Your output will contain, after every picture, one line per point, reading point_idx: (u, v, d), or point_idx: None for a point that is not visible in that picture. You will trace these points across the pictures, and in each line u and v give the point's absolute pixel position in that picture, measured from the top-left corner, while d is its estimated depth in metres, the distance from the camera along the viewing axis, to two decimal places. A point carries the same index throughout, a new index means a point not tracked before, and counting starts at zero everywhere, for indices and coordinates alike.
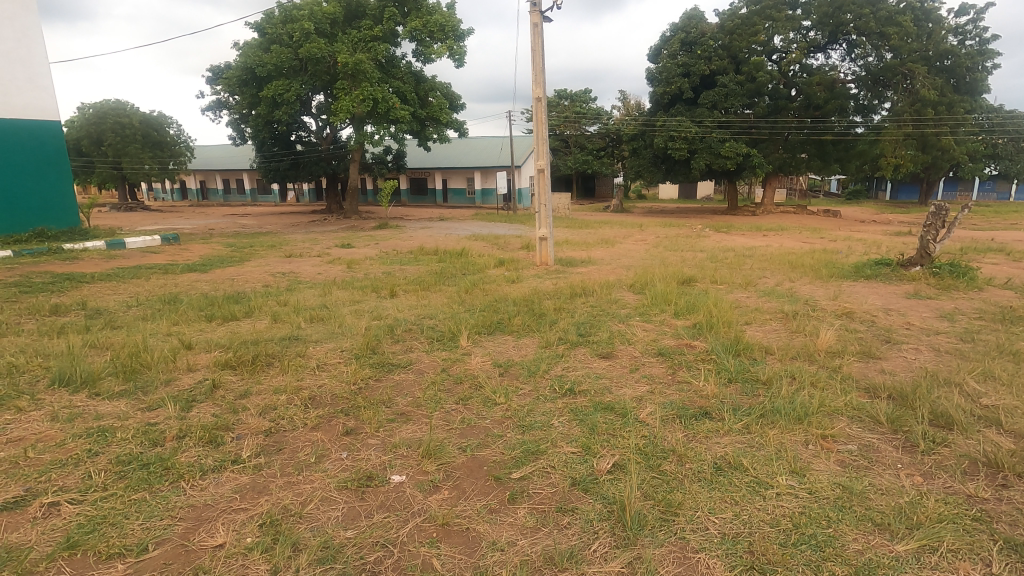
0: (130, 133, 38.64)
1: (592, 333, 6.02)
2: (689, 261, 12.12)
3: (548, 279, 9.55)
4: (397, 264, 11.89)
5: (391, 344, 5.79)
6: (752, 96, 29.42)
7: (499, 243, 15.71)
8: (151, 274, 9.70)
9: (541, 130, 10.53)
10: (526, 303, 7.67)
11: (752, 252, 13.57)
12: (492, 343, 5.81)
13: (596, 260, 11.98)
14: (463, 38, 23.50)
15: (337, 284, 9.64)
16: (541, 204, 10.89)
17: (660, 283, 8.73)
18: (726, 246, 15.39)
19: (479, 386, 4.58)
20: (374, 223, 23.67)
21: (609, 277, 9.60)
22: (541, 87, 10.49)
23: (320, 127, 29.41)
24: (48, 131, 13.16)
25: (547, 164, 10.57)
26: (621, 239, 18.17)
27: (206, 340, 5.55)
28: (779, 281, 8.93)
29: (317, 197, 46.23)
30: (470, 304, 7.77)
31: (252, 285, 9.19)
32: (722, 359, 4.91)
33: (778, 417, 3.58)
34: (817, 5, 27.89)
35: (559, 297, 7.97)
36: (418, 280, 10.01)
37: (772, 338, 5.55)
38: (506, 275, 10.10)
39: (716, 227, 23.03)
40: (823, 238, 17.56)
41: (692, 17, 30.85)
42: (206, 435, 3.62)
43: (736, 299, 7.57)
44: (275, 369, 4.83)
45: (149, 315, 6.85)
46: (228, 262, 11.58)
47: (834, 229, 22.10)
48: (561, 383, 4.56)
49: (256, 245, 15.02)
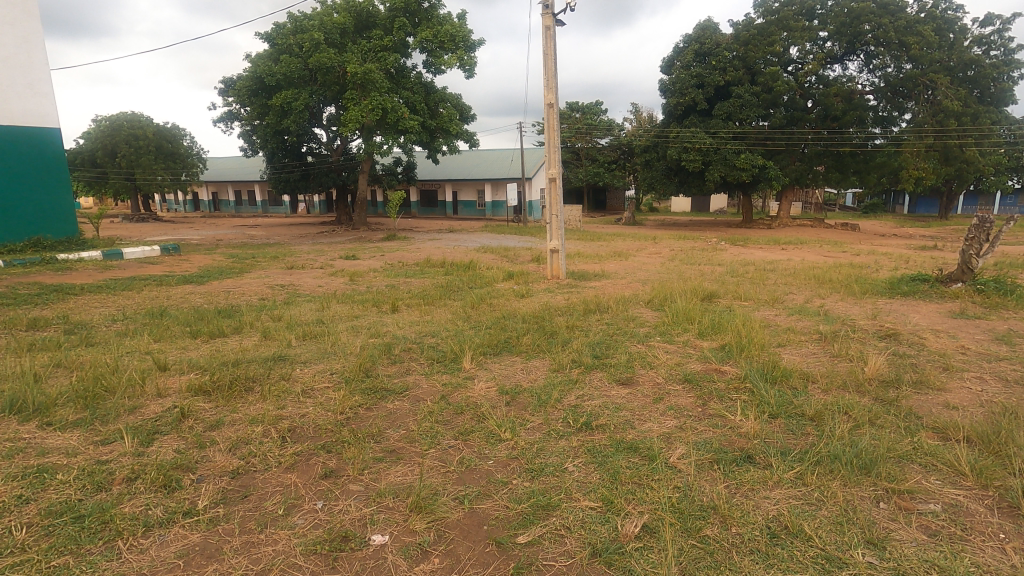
0: (143, 144, 38.91)
1: (610, 355, 5.47)
2: (708, 275, 11.50)
3: (560, 294, 9.00)
4: (402, 277, 11.41)
5: (387, 366, 5.26)
6: (768, 107, 28.88)
7: (509, 255, 15.25)
8: (144, 285, 9.29)
9: (552, 138, 10.04)
10: (536, 320, 7.13)
11: (773, 266, 12.97)
12: (500, 367, 5.25)
13: (609, 274, 11.43)
14: (474, 48, 23.19)
15: (338, 297, 9.17)
16: (552, 214, 10.37)
17: (681, 299, 8.18)
18: (744, 260, 14.75)
19: (482, 418, 4.03)
20: (382, 235, 23.37)
21: (624, 292, 9.04)
22: (553, 94, 10.03)
23: (330, 139, 29.28)
24: (48, 138, 12.93)
25: (559, 173, 10.07)
26: (635, 252, 17.60)
27: (185, 360, 5.05)
28: (809, 298, 8.31)
29: (327, 208, 46.23)
30: (476, 320, 7.25)
31: (247, 299, 8.75)
32: (759, 388, 4.31)
33: (838, 464, 2.98)
34: (835, 15, 27.42)
35: (571, 314, 7.42)
36: (422, 294, 9.50)
37: (813, 363, 4.94)
38: (516, 289, 9.58)
39: (733, 240, 22.34)
40: (846, 252, 16.86)
41: (706, 27, 30.52)
42: (162, 478, 3.10)
43: (765, 317, 6.97)
44: (254, 396, 4.31)
45: (132, 330, 6.39)
46: (227, 273, 11.16)
47: (855, 243, 21.41)
48: (576, 415, 3.98)
49: (259, 256, 14.64)
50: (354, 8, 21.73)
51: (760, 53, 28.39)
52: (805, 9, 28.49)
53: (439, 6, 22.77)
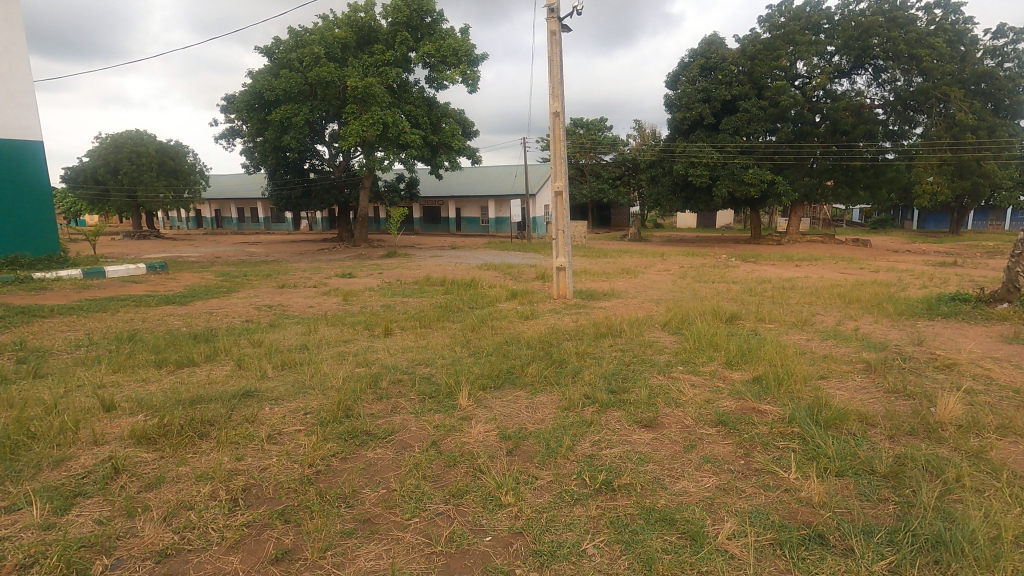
0: (146, 162, 38.81)
1: (629, 389, 4.76)
2: (725, 294, 10.84)
3: (567, 316, 8.34)
4: (399, 296, 10.76)
5: (371, 403, 4.55)
6: (776, 122, 28.40)
7: (512, 273, 14.62)
8: (121, 306, 8.68)
9: (558, 149, 9.42)
10: (543, 346, 6.43)
11: (792, 284, 12.28)
12: (502, 404, 4.55)
13: (619, 293, 10.77)
14: (477, 62, 22.81)
15: (328, 319, 8.53)
16: (559, 230, 9.71)
17: (700, 321, 7.49)
18: (758, 278, 14.07)
19: (480, 472, 3.34)
20: (383, 252, 22.79)
21: (637, 313, 8.37)
22: (560, 102, 9.46)
23: (332, 155, 28.93)
24: (29, 150, 12.45)
25: (566, 186, 9.44)
26: (644, 269, 16.96)
27: (137, 397, 4.37)
28: (840, 320, 7.60)
29: (329, 225, 45.83)
30: (477, 346, 6.57)
31: (229, 322, 8.11)
32: (814, 435, 3.58)
33: (944, 557, 2.28)
34: (842, 29, 27.11)
35: (581, 339, 6.73)
36: (419, 315, 8.83)
37: (868, 401, 4.21)
38: (520, 310, 8.93)
39: (743, 257, 21.70)
40: (864, 269, 16.14)
41: (712, 42, 30.20)
42: (63, 567, 2.40)
43: (796, 343, 6.26)
44: (208, 443, 3.61)
45: (91, 359, 5.73)
46: (214, 292, 10.54)
47: (871, 259, 20.68)
48: (593, 470, 3.29)
49: (252, 274, 14.04)
50: (355, 22, 21.47)
51: (767, 68, 27.99)
52: (811, 23, 28.14)
53: (441, 21, 22.46)
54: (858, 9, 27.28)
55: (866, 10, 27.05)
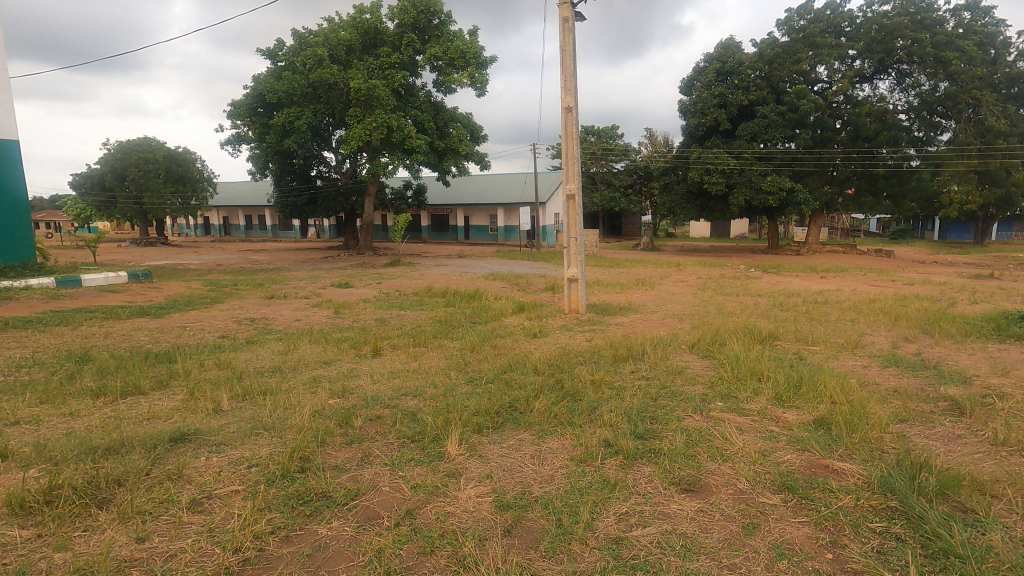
0: (153, 168, 38.47)
1: (662, 433, 3.82)
2: (752, 309, 9.90)
3: (580, 334, 7.40)
4: (396, 308, 9.91)
5: (338, 450, 3.65)
6: (795, 127, 27.37)
7: (520, 283, 13.78)
8: (86, 319, 7.88)
9: (571, 147, 8.53)
10: (552, 372, 5.50)
11: (826, 298, 11.31)
12: (501, 454, 3.62)
13: (637, 307, 9.84)
14: (486, 65, 22.03)
15: (315, 334, 7.70)
16: (570, 237, 8.79)
17: (733, 342, 6.55)
18: (785, 290, 13.04)
19: (467, 567, 2.42)
20: (387, 260, 22.02)
21: (659, 331, 7.43)
22: (572, 96, 8.58)
23: (339, 162, 28.33)
24: (3, 149, 11.83)
25: (578, 188, 8.55)
26: (661, 280, 16.00)
27: (41, 444, 3.47)
28: (896, 342, 6.61)
29: (336, 232, 45.22)
30: (475, 371, 5.64)
31: (202, 338, 7.29)
32: (924, 513, 2.62)
33: None
34: (864, 32, 26.16)
35: (596, 363, 5.82)
36: (414, 331, 7.93)
37: (976, 459, 3.24)
38: (527, 326, 8.04)
39: (763, 267, 20.65)
40: (895, 282, 15.13)
41: (728, 46, 29.30)
42: None
43: (852, 371, 5.30)
44: (106, 515, 2.71)
45: (21, 385, 4.88)
46: (194, 303, 9.72)
47: (900, 271, 19.56)
48: (625, 571, 2.36)
49: (243, 283, 13.25)
50: (360, 24, 20.85)
51: (785, 72, 27.01)
52: (832, 27, 27.21)
53: (449, 22, 21.75)
54: (881, 12, 26.31)
55: (889, 12, 26.04)
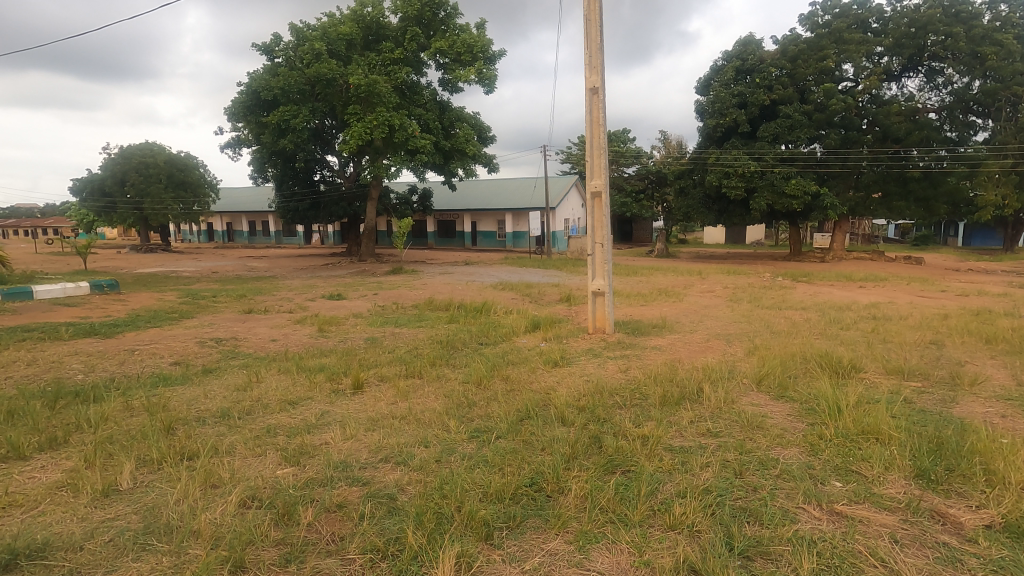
0: (153, 173, 37.37)
1: (775, 549, 2.44)
2: (807, 326, 8.49)
3: (612, 362, 6.03)
4: (391, 325, 8.56)
5: None
6: (819, 128, 25.92)
7: (532, 294, 12.44)
8: (17, 341, 6.58)
9: (597, 135, 7.19)
10: (585, 423, 4.11)
11: (883, 313, 9.87)
12: None
13: (671, 324, 8.44)
14: (495, 60, 20.79)
15: (289, 360, 6.35)
16: (596, 243, 7.38)
17: (811, 378, 5.13)
18: (831, 303, 11.59)
19: None
20: (388, 268, 20.67)
21: (709, 359, 6.03)
22: (598, 75, 7.24)
23: (342, 165, 27.16)
24: None
25: (606, 185, 7.19)
26: (686, 291, 14.58)
27: None
28: (1019, 378, 5.19)
29: (341, 239, 44.06)
30: (482, 420, 4.26)
31: (148, 365, 5.97)
32: None
33: None
34: (894, 27, 24.74)
35: (642, 409, 4.43)
36: (410, 356, 6.58)
37: None
38: (546, 349, 6.68)
39: (791, 276, 19.19)
40: (947, 292, 13.68)
41: (748, 43, 27.83)
42: None
43: (996, 427, 3.87)
44: None
45: None
46: (158, 319, 8.40)
47: (943, 279, 18.04)
48: None
49: (226, 294, 11.94)
50: (361, 17, 19.66)
51: (810, 69, 25.58)
52: (859, 21, 25.77)
53: (456, 15, 20.54)
54: (912, 5, 24.88)
55: (920, 6, 24.68)
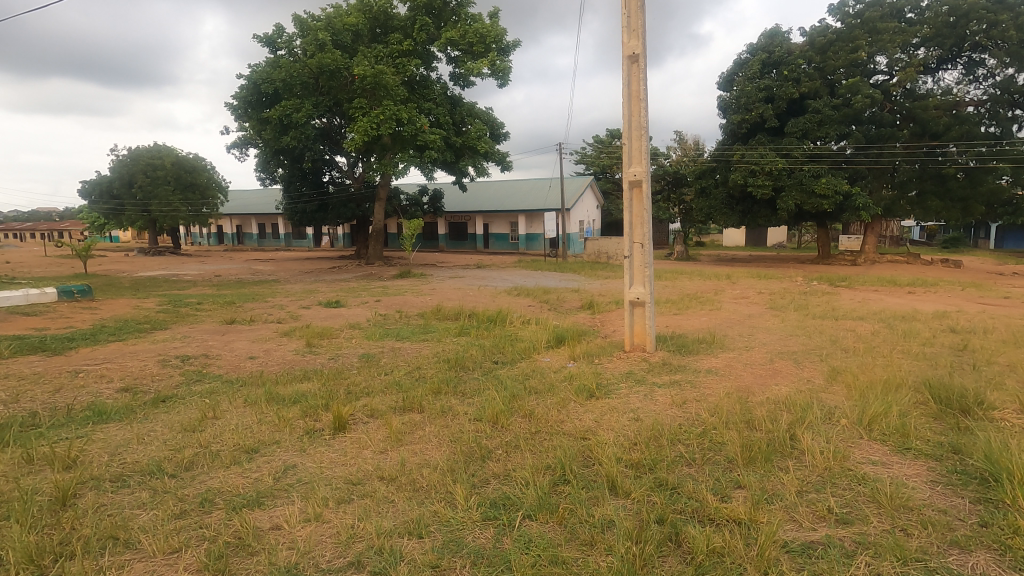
0: (161, 175, 36.62)
1: None
2: (879, 341, 7.18)
3: (663, 392, 4.77)
4: (391, 338, 7.40)
5: None
6: (851, 123, 24.43)
7: (551, 301, 11.19)
8: None
9: (636, 111, 5.98)
10: (650, 494, 2.89)
11: (958, 325, 8.53)
12: None
13: (719, 338, 7.18)
14: (508, 52, 19.61)
15: (262, 383, 5.18)
16: (635, 243, 6.15)
17: (935, 425, 3.85)
18: (890, 311, 10.24)
19: None
20: (396, 271, 19.61)
21: (786, 388, 4.77)
22: (639, 39, 6.03)
23: (350, 165, 26.21)
24: None
25: (647, 172, 5.97)
26: (718, 296, 13.30)
27: None
28: None
29: (351, 241, 43.12)
30: (500, 486, 3.05)
31: (88, 393, 4.83)
32: None
33: None
34: (933, 16, 23.15)
35: (723, 470, 3.18)
36: (410, 379, 5.41)
37: None
38: (575, 372, 5.46)
39: (828, 280, 17.83)
40: (1010, 299, 12.28)
41: (774, 35, 26.44)
42: None
43: None
44: None
45: None
46: (126, 331, 7.32)
47: (997, 284, 16.52)
48: None
49: (215, 301, 10.88)
50: (368, 7, 18.63)
51: (842, 61, 24.09)
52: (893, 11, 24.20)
53: (467, 5, 19.45)
54: None
55: None
